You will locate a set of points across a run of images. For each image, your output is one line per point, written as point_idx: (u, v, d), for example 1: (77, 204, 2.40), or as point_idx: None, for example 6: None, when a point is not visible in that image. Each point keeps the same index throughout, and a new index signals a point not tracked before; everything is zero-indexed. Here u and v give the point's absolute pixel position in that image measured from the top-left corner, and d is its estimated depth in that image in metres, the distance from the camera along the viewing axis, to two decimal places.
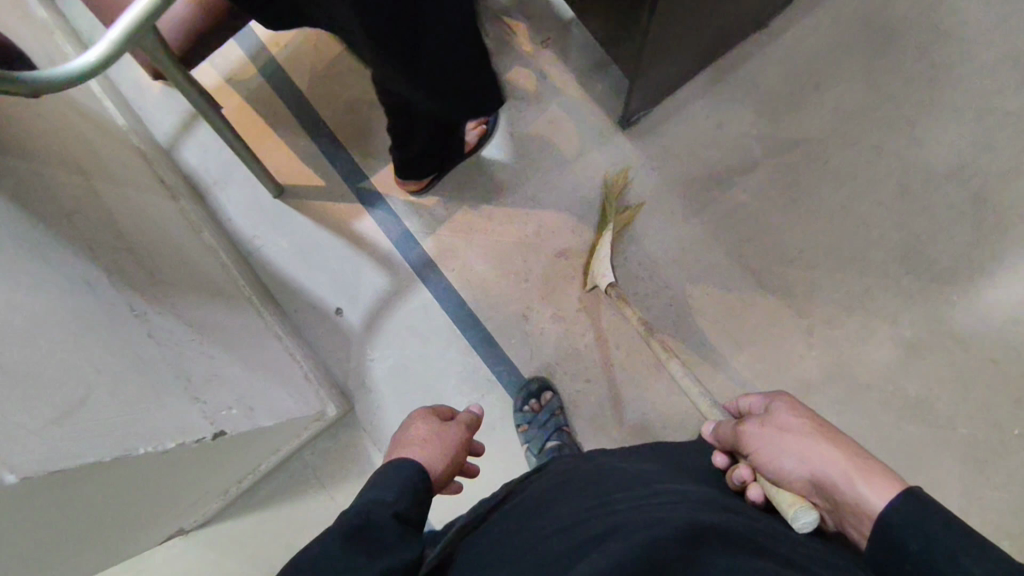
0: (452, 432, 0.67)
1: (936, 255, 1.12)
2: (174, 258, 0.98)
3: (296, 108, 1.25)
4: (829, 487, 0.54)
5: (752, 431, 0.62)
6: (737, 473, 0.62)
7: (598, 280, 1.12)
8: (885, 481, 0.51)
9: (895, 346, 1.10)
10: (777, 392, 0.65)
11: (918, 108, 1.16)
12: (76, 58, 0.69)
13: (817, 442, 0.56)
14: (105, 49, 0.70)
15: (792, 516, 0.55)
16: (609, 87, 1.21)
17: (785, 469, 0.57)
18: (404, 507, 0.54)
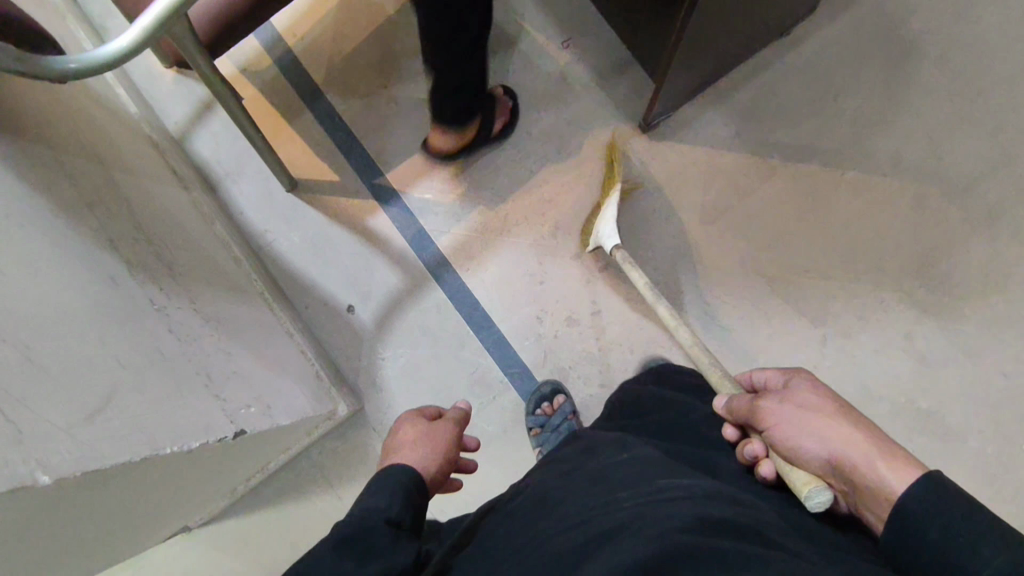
0: (440, 433, 0.70)
1: (950, 269, 1.12)
2: (189, 251, 0.96)
3: (311, 100, 1.23)
4: (848, 469, 0.55)
5: (772, 407, 0.63)
6: (749, 447, 0.63)
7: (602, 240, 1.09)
8: (909, 467, 0.51)
9: (907, 359, 1.11)
10: (798, 373, 0.66)
11: (937, 122, 1.16)
12: (107, 44, 0.67)
13: (841, 425, 0.57)
14: (136, 37, 0.68)
15: (805, 494, 0.56)
16: (630, 90, 1.20)
17: (803, 447, 0.58)
18: (395, 510, 0.56)
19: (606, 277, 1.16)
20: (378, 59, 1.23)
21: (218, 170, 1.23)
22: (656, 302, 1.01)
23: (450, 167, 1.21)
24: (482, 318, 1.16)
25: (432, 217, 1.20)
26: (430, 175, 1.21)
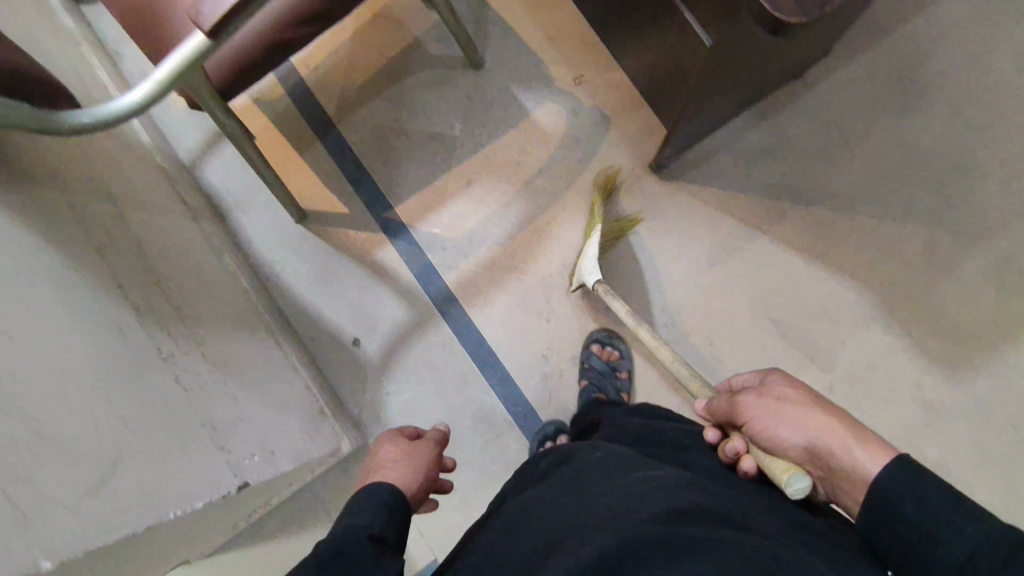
0: (422, 450, 0.67)
1: (960, 319, 1.11)
2: (197, 285, 0.97)
3: (322, 131, 1.23)
4: (826, 455, 0.56)
5: (749, 401, 0.64)
6: (731, 444, 0.61)
7: (584, 277, 1.09)
8: (882, 450, 0.54)
9: (915, 407, 1.10)
10: (772, 369, 0.67)
11: (951, 168, 1.15)
12: (123, 96, 0.67)
13: (818, 413, 0.59)
14: (150, 90, 0.68)
15: (787, 481, 0.56)
16: (641, 128, 1.20)
17: (783, 437, 0.59)
18: (379, 527, 0.55)
19: (613, 317, 1.16)
20: (390, 92, 1.23)
21: (227, 198, 1.23)
22: (637, 327, 1.01)
23: (459, 201, 1.20)
24: (486, 354, 1.16)
25: (439, 251, 1.19)
26: (439, 209, 1.20)
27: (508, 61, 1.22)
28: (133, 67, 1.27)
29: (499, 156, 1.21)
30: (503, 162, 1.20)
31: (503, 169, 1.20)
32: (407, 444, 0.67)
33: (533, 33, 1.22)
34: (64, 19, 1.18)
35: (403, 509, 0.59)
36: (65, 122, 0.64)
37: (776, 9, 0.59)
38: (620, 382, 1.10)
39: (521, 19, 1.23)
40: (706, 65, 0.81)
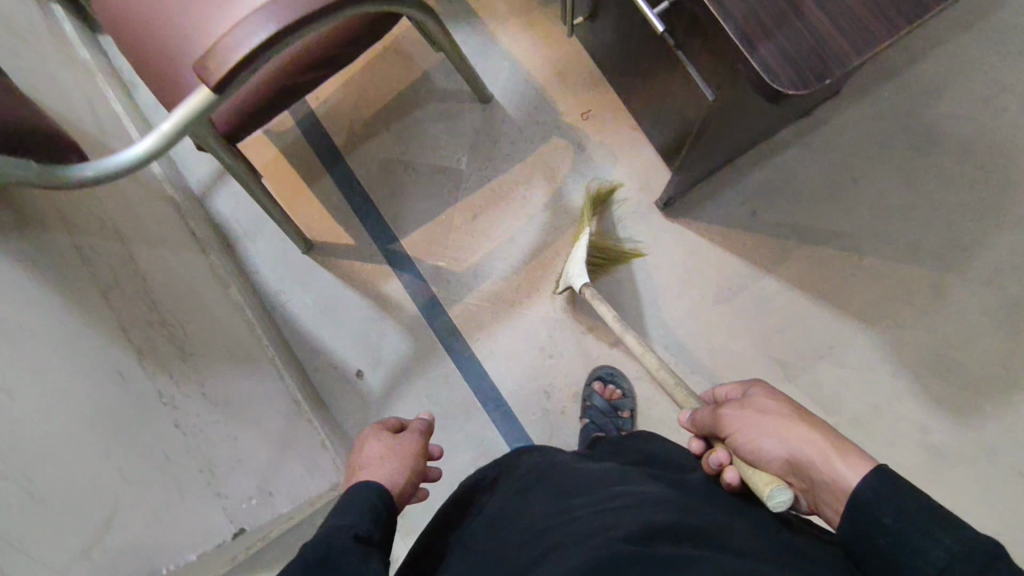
0: (404, 446, 0.67)
1: (970, 363, 1.09)
2: (203, 320, 0.98)
3: (330, 162, 1.24)
4: (807, 466, 0.56)
5: (732, 413, 0.64)
6: (714, 456, 0.63)
7: (571, 281, 1.08)
8: (861, 460, 0.53)
9: (923, 453, 1.08)
10: (754, 379, 0.67)
11: (961, 210, 1.14)
12: (127, 148, 0.68)
13: (797, 423, 0.58)
14: (156, 141, 0.69)
15: (768, 493, 0.57)
16: (647, 165, 1.19)
17: (764, 449, 0.59)
18: (365, 526, 0.54)
19: (616, 354, 1.15)
20: (398, 124, 1.24)
21: (236, 229, 1.24)
22: (624, 332, 1.00)
23: (464, 234, 1.20)
24: (488, 389, 1.16)
25: (443, 285, 1.20)
26: (444, 242, 1.21)
27: (515, 96, 1.22)
28: (147, 99, 1.30)
29: (505, 190, 1.21)
30: (508, 196, 1.21)
31: (508, 203, 1.20)
32: (390, 437, 0.66)
33: (541, 68, 1.23)
34: (80, 51, 1.21)
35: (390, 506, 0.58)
36: (72, 176, 0.65)
37: (772, 79, 0.54)
38: (621, 421, 1.09)
39: (529, 54, 1.23)
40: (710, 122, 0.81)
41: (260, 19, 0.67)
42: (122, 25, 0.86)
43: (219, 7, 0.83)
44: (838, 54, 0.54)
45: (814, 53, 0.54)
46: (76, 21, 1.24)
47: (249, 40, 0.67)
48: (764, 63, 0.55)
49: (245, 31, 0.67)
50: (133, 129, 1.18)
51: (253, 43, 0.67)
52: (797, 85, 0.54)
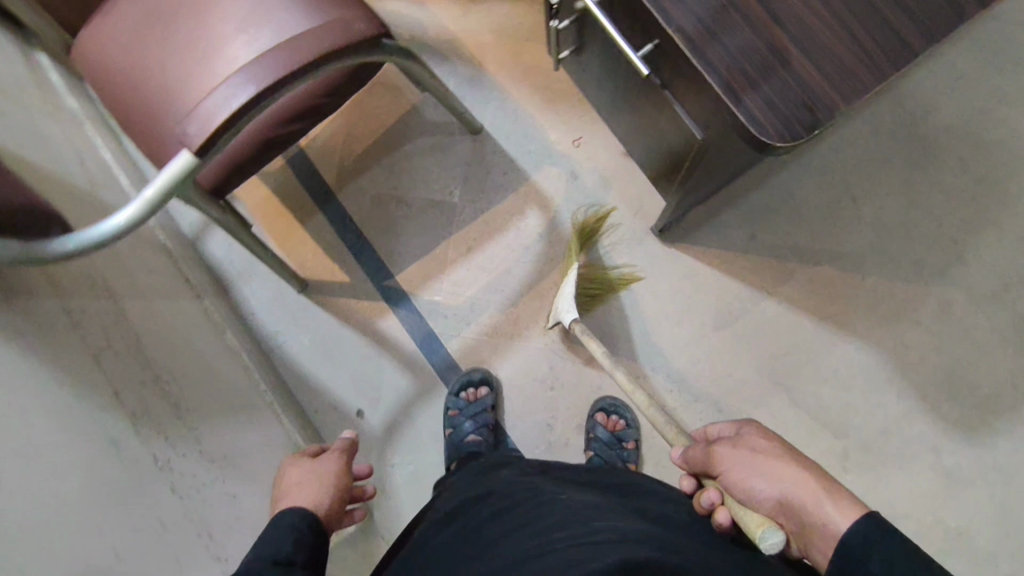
0: (324, 468, 0.73)
1: (976, 381, 1.08)
2: (197, 369, 0.98)
3: (322, 200, 1.23)
4: (798, 508, 0.56)
5: (725, 451, 0.64)
6: (706, 495, 0.62)
7: (560, 317, 1.05)
8: (851, 506, 0.54)
9: (932, 474, 1.06)
10: (747, 421, 0.68)
11: (961, 224, 1.12)
12: (108, 219, 0.67)
13: (790, 466, 0.59)
14: (139, 209, 0.68)
15: (759, 535, 0.56)
16: (641, 191, 1.18)
17: (756, 489, 0.59)
18: (284, 553, 0.59)
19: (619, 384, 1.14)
20: (389, 159, 1.23)
21: (229, 272, 1.23)
22: (614, 369, 0.97)
23: (460, 267, 1.19)
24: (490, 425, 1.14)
25: (441, 319, 1.18)
26: (440, 276, 1.19)
27: (506, 126, 1.22)
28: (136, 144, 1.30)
29: (499, 221, 1.20)
30: (503, 227, 1.19)
31: (503, 234, 1.19)
32: (309, 463, 0.73)
33: (530, 98, 1.22)
34: (66, 99, 1.20)
35: (314, 525, 0.64)
36: (58, 253, 0.64)
37: (760, 131, 0.53)
38: (625, 453, 1.08)
39: (518, 84, 1.22)
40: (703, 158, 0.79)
41: (237, 82, 0.66)
42: (104, 87, 0.86)
43: (200, 63, 0.82)
44: (825, 102, 0.53)
45: (802, 102, 0.53)
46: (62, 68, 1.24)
47: (227, 105, 0.66)
48: (751, 114, 0.53)
49: (223, 94, 0.66)
50: (122, 176, 1.18)
51: (232, 109, 0.66)
52: (784, 136, 0.53)
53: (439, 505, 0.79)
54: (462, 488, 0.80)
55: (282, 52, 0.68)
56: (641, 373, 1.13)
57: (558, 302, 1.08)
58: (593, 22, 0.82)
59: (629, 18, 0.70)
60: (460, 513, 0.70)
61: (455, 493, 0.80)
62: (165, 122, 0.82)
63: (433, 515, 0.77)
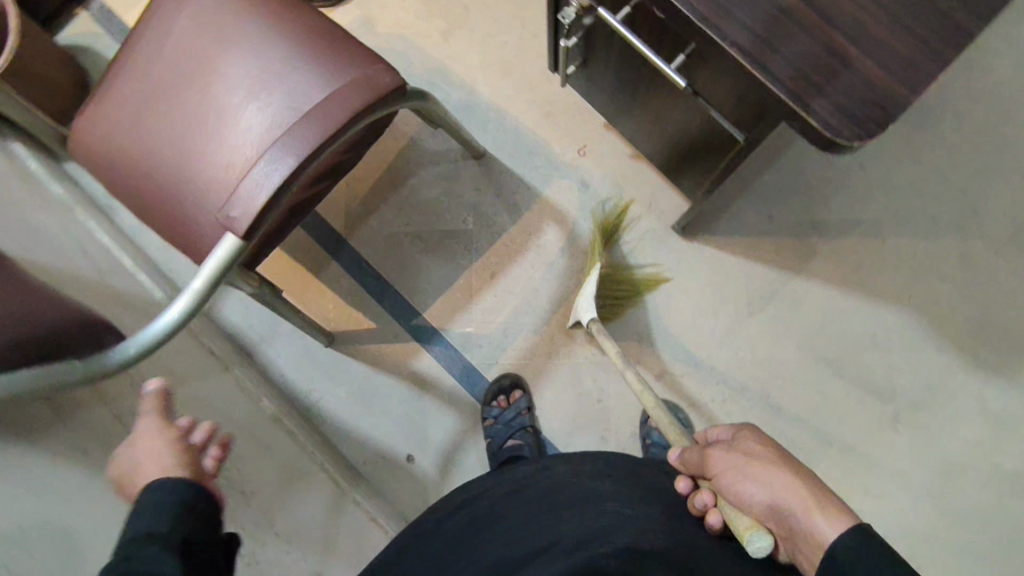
0: (141, 441, 0.59)
1: (1009, 324, 1.10)
2: (246, 442, 0.95)
3: (335, 248, 1.20)
4: (787, 514, 0.55)
5: (719, 455, 0.62)
6: (699, 497, 0.62)
7: (580, 315, 1.04)
8: (841, 516, 0.52)
9: (983, 421, 1.08)
10: (745, 426, 0.66)
11: (967, 175, 1.15)
12: (159, 317, 0.63)
13: (782, 473, 0.58)
14: (189, 303, 0.63)
15: (747, 538, 0.56)
16: (653, 190, 1.18)
17: (747, 495, 0.58)
18: (143, 528, 0.50)
19: (665, 386, 1.13)
20: (395, 196, 1.21)
21: (250, 336, 1.19)
22: (624, 368, 0.93)
23: (487, 294, 1.18)
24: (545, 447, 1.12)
25: (476, 349, 1.17)
26: (468, 306, 1.18)
27: (508, 146, 1.21)
28: (130, 220, 1.25)
29: (518, 241, 1.18)
30: (523, 247, 1.18)
31: (524, 254, 1.18)
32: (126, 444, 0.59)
33: (528, 114, 1.22)
34: (53, 186, 1.14)
35: (174, 492, 0.53)
36: (111, 363, 0.59)
37: (836, 135, 0.53)
38: None
39: (515, 101, 1.22)
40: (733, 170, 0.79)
41: (273, 158, 0.65)
42: (112, 173, 0.82)
43: (213, 136, 0.79)
44: (894, 97, 0.53)
45: (870, 100, 0.53)
46: (41, 155, 1.18)
47: (266, 182, 0.65)
48: (823, 119, 0.54)
49: (263, 171, 0.65)
50: (125, 257, 1.13)
51: (273, 186, 0.65)
52: (861, 136, 0.53)
53: (469, 499, 0.78)
54: (510, 482, 0.78)
55: (313, 120, 0.66)
56: (684, 371, 1.14)
57: (578, 302, 1.07)
58: (605, 40, 0.82)
59: (655, 33, 0.69)
60: (486, 491, 0.78)
61: (499, 488, 0.78)
62: (186, 202, 0.78)
63: (467, 513, 0.75)
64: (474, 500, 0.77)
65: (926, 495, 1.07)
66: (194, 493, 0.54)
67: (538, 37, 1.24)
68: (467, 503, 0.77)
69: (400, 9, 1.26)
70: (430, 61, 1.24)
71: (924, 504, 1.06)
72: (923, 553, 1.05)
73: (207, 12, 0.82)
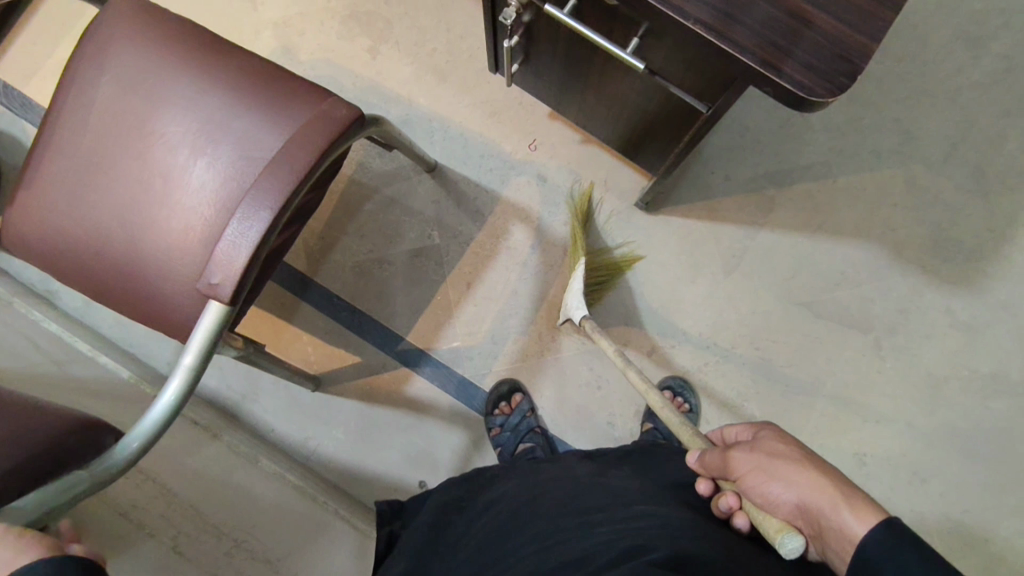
0: None
1: (961, 236, 1.16)
2: (255, 506, 0.90)
3: (302, 289, 1.17)
4: (816, 512, 0.54)
5: (741, 455, 0.61)
6: (724, 500, 0.62)
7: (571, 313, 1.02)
8: (870, 511, 0.51)
9: (955, 332, 1.13)
10: (765, 425, 0.65)
11: (896, 105, 1.20)
12: (154, 405, 0.58)
13: (806, 469, 0.57)
14: (183, 382, 0.59)
15: (779, 541, 0.53)
16: (609, 172, 1.19)
17: (773, 493, 0.57)
18: None
19: (659, 360, 1.15)
20: (354, 225, 1.18)
21: (230, 397, 1.14)
22: (626, 367, 0.91)
23: (467, 306, 1.16)
24: (556, 445, 1.12)
25: (468, 363, 1.15)
26: (451, 321, 1.16)
27: (459, 154, 1.20)
28: (74, 300, 1.16)
29: (487, 247, 1.17)
30: (494, 252, 1.17)
31: (496, 259, 1.17)
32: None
33: (472, 118, 1.21)
34: None
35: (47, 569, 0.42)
36: (116, 463, 0.54)
37: (809, 94, 0.54)
38: None
39: (457, 108, 1.21)
40: (699, 140, 0.80)
41: (246, 215, 0.62)
42: (57, 259, 0.75)
43: (165, 201, 0.74)
44: (859, 48, 0.54)
45: (837, 55, 0.54)
46: None
47: (243, 241, 0.62)
48: (795, 81, 0.54)
49: (238, 231, 0.62)
50: (79, 342, 1.06)
51: (252, 243, 0.62)
52: (834, 91, 0.54)
53: (495, 500, 0.71)
54: (527, 475, 0.74)
55: (280, 169, 0.64)
56: (673, 342, 1.15)
57: (568, 299, 1.05)
58: (547, 32, 0.81)
59: (604, 19, 0.69)
60: (497, 498, 0.71)
61: (524, 477, 0.74)
62: (150, 276, 0.74)
63: (495, 510, 0.69)
64: (497, 499, 0.71)
65: (917, 412, 1.12)
66: (70, 566, 0.43)
67: (466, 39, 1.22)
68: (491, 504, 0.71)
69: (322, 34, 1.24)
70: (364, 83, 1.22)
71: (918, 421, 1.11)
72: (925, 466, 1.10)
73: (127, 70, 0.77)
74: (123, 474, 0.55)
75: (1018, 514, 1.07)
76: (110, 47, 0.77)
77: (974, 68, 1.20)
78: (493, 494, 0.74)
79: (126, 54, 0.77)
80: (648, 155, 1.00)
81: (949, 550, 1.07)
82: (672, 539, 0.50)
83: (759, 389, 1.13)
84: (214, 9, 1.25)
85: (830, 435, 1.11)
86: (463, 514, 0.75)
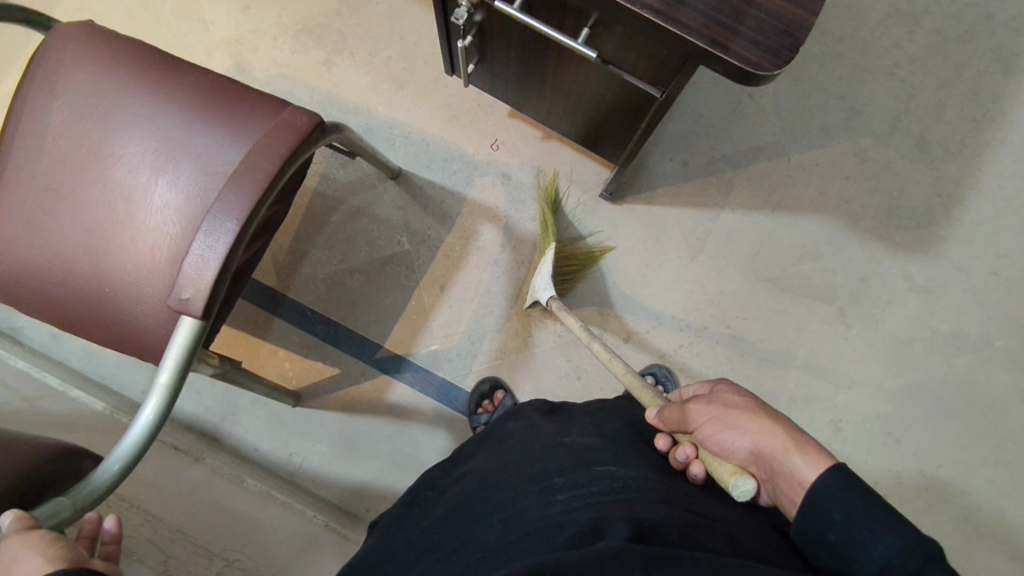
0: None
1: (912, 203, 1.20)
2: (244, 524, 0.89)
3: (273, 305, 1.16)
4: (768, 457, 0.56)
5: (700, 408, 0.64)
6: (681, 450, 0.62)
7: (539, 296, 1.04)
8: (819, 455, 0.53)
9: (914, 295, 1.18)
10: (720, 379, 0.68)
11: (841, 82, 1.25)
12: (135, 424, 0.57)
13: (760, 418, 0.59)
14: (161, 399, 0.58)
15: (732, 484, 0.56)
16: (570, 165, 1.21)
17: (730, 443, 0.60)
18: None
19: (636, 345, 1.17)
20: (321, 236, 1.18)
21: (208, 420, 1.12)
22: (591, 341, 0.92)
23: (442, 308, 1.17)
24: None
25: (447, 364, 1.15)
26: (427, 325, 1.16)
27: (422, 158, 1.21)
28: (40, 336, 1.14)
29: (456, 248, 1.18)
30: (463, 253, 1.18)
31: (466, 259, 1.18)
32: None
33: (432, 121, 1.22)
34: None
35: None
36: (98, 487, 0.53)
37: (756, 69, 0.57)
38: None
39: (415, 113, 1.22)
40: (655, 127, 0.83)
41: (212, 228, 0.62)
42: (18, 291, 0.74)
43: (128, 223, 0.73)
44: (800, 22, 0.57)
45: (781, 30, 0.57)
46: None
47: (212, 254, 0.62)
48: (742, 57, 0.57)
49: (204, 245, 0.62)
50: (45, 375, 1.04)
51: (220, 255, 0.62)
52: (779, 64, 0.57)
53: (466, 473, 0.70)
54: (499, 443, 0.73)
55: (243, 179, 0.64)
56: (647, 327, 1.17)
57: (534, 282, 1.08)
58: (499, 30, 0.82)
59: (555, 12, 0.70)
60: (467, 469, 0.71)
61: (496, 447, 0.72)
62: (117, 299, 0.73)
63: (461, 485, 0.67)
64: (469, 471, 0.70)
65: (885, 374, 1.15)
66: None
67: (420, 46, 1.24)
68: (462, 476, 0.70)
69: (275, 50, 1.24)
70: (321, 95, 1.23)
71: (887, 383, 1.15)
72: (897, 425, 1.14)
73: (79, 93, 0.76)
74: (110, 493, 0.54)
75: (986, 466, 1.12)
76: (59, 73, 0.76)
77: (911, 42, 1.25)
78: (466, 467, 0.72)
79: (78, 78, 0.76)
80: (608, 146, 1.03)
81: (925, 505, 1.11)
82: (632, 509, 0.51)
83: (733, 365, 1.16)
84: (162, 31, 1.24)
85: (803, 403, 1.14)
86: (435, 486, 0.73)
